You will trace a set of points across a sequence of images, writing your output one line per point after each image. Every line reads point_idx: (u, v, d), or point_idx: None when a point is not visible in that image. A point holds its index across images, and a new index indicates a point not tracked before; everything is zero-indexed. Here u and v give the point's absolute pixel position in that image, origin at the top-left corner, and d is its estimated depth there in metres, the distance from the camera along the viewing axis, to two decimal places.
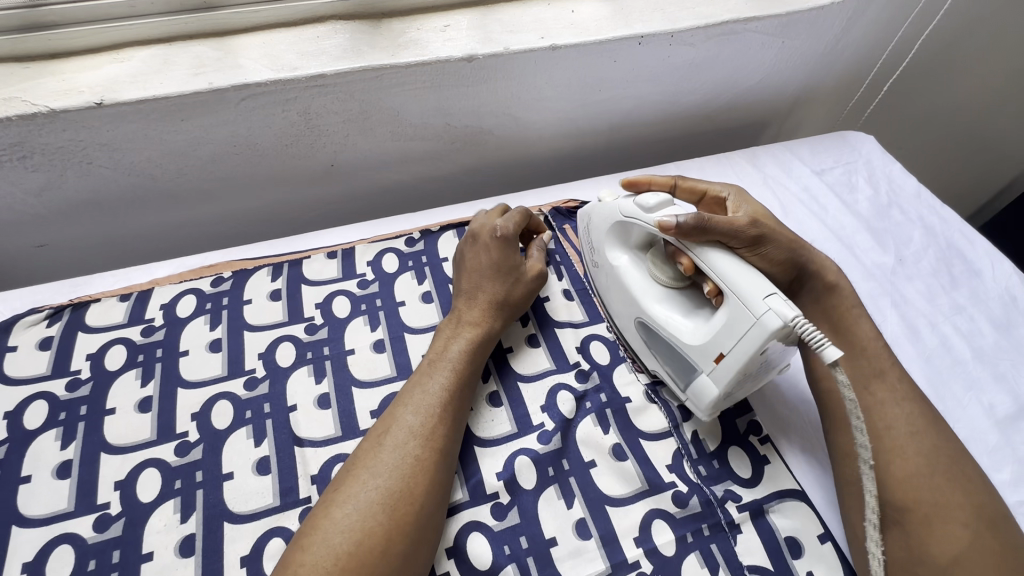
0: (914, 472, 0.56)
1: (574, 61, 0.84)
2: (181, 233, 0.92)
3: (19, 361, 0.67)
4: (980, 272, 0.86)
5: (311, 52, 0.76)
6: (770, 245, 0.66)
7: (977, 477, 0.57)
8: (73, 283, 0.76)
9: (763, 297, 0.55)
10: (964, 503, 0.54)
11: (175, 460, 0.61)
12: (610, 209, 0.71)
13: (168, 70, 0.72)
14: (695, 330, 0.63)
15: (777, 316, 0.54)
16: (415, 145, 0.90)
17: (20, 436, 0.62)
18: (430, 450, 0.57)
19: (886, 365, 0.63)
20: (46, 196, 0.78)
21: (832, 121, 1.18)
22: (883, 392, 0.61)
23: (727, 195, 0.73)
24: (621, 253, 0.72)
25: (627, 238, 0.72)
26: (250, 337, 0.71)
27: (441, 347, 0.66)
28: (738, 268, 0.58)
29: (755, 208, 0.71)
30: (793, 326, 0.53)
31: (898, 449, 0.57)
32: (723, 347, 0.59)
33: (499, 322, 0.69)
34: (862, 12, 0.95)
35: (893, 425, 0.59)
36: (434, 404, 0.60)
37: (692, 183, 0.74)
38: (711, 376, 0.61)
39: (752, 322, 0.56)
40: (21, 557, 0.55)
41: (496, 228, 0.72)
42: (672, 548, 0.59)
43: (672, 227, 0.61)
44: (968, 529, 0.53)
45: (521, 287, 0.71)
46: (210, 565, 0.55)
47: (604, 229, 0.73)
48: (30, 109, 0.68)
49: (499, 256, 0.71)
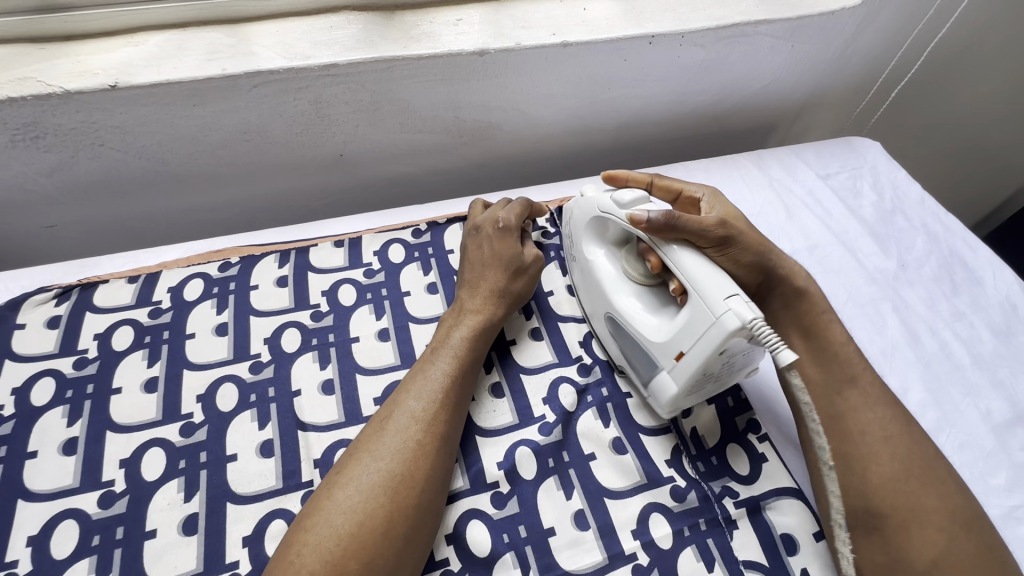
0: (891, 477, 0.56)
1: (585, 58, 0.84)
2: (189, 218, 0.93)
3: (27, 339, 0.68)
4: (982, 279, 0.86)
5: (324, 41, 0.76)
6: (737, 247, 0.64)
7: (953, 480, 0.57)
8: (81, 263, 0.76)
9: (724, 297, 0.56)
10: (939, 507, 0.55)
11: (180, 441, 0.62)
12: (588, 203, 0.72)
13: (182, 55, 0.73)
14: (659, 326, 0.64)
15: (735, 317, 0.55)
16: (423, 138, 0.90)
17: (27, 412, 0.63)
18: (431, 435, 0.57)
19: (858, 370, 0.62)
20: (57, 177, 0.79)
21: (838, 126, 1.19)
22: (856, 397, 0.61)
23: (701, 197, 0.73)
24: (598, 248, 0.73)
25: (604, 234, 0.73)
26: (256, 321, 0.72)
27: (443, 335, 0.67)
28: (704, 268, 0.59)
29: (726, 210, 0.71)
30: (751, 327, 0.54)
31: (874, 455, 0.58)
32: (684, 345, 0.60)
33: (502, 310, 0.70)
34: (872, 18, 0.96)
35: (867, 431, 0.59)
36: (436, 389, 0.60)
37: (667, 183, 0.75)
38: (671, 373, 0.62)
39: (712, 321, 0.57)
40: (26, 531, 0.55)
41: (499, 219, 0.74)
42: (669, 541, 0.60)
43: (642, 221, 0.62)
44: (944, 532, 0.54)
45: (523, 278, 0.72)
46: (213, 543, 0.56)
47: (583, 222, 0.74)
48: (44, 89, 0.68)
49: (502, 247, 0.73)
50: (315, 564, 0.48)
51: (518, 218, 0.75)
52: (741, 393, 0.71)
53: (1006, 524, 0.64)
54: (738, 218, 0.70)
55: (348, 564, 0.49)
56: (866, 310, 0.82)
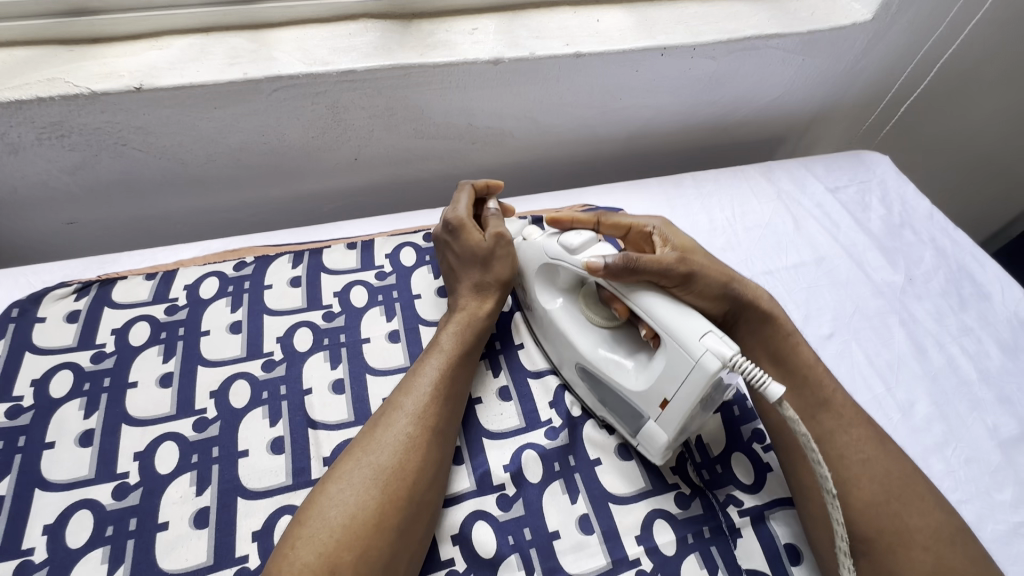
0: (873, 499, 0.57)
1: (598, 68, 0.86)
2: (206, 217, 0.94)
3: (47, 332, 0.69)
4: (989, 295, 0.87)
5: (342, 48, 0.78)
6: (699, 283, 0.65)
7: (932, 494, 0.58)
8: (101, 260, 0.78)
9: (700, 337, 0.54)
10: (922, 527, 0.55)
11: (193, 435, 0.63)
12: (535, 251, 0.69)
13: (204, 59, 0.75)
14: (637, 373, 0.61)
15: (714, 356, 0.53)
16: (436, 143, 0.92)
17: (45, 404, 0.64)
18: (422, 428, 0.58)
19: (831, 394, 0.63)
20: (80, 175, 0.81)
21: (847, 138, 1.19)
22: (832, 421, 0.62)
23: (652, 228, 0.72)
24: (553, 297, 0.70)
25: (554, 280, 0.70)
26: (270, 320, 0.73)
27: (434, 337, 0.68)
28: (675, 311, 0.57)
29: (680, 241, 0.71)
30: (733, 364, 0.53)
31: (856, 479, 0.58)
32: (667, 392, 0.58)
33: (490, 301, 0.71)
34: (880, 35, 0.97)
35: (844, 454, 0.59)
36: (427, 386, 0.61)
37: (613, 219, 0.73)
38: (659, 422, 0.60)
39: (692, 365, 0.55)
40: (42, 519, 0.57)
41: (449, 220, 0.73)
42: (672, 548, 0.60)
43: (600, 269, 0.60)
44: (929, 551, 0.54)
45: (498, 262, 0.72)
46: (223, 536, 0.57)
47: (533, 271, 0.70)
48: (72, 90, 0.70)
49: (462, 244, 0.72)
50: (309, 556, 0.49)
51: (467, 210, 0.74)
52: (746, 402, 0.72)
53: (1011, 539, 0.64)
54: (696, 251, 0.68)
55: (340, 556, 0.49)
56: (872, 324, 0.82)
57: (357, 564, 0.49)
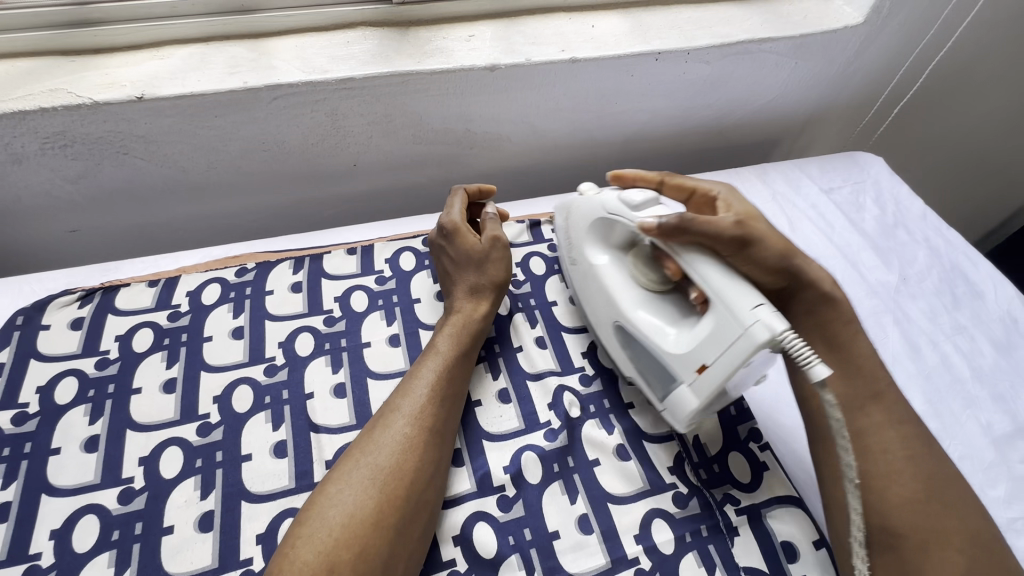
0: (911, 496, 0.57)
1: (593, 73, 0.87)
2: (207, 224, 0.95)
3: (52, 339, 0.70)
4: (982, 294, 0.88)
5: (340, 56, 0.79)
6: (757, 250, 0.64)
7: (970, 500, 0.58)
8: (104, 268, 0.79)
9: (752, 307, 0.55)
10: (957, 529, 0.55)
11: (197, 440, 0.64)
12: (593, 205, 0.71)
13: (205, 69, 0.76)
14: (677, 338, 0.63)
15: (765, 327, 0.54)
16: (435, 149, 0.93)
17: (51, 411, 0.65)
18: (419, 429, 0.59)
19: (883, 387, 0.63)
20: (82, 184, 0.82)
21: (842, 140, 1.21)
22: (879, 414, 0.62)
23: (718, 193, 0.71)
24: (602, 253, 0.73)
25: (609, 237, 0.72)
26: (271, 326, 0.74)
27: (430, 339, 0.69)
28: (728, 280, 0.58)
29: (744, 209, 0.68)
30: (781, 339, 0.53)
31: (894, 474, 0.58)
32: (707, 357, 0.59)
33: (485, 304, 0.72)
34: (873, 37, 0.98)
35: (887, 448, 0.60)
36: (424, 388, 0.62)
37: (680, 181, 0.74)
38: (692, 387, 0.62)
39: (740, 333, 0.56)
40: (49, 524, 0.57)
41: (444, 224, 0.74)
42: (671, 547, 0.61)
43: (652, 228, 0.62)
44: (962, 553, 0.54)
45: (492, 266, 0.73)
46: (228, 539, 0.58)
47: (588, 226, 0.73)
48: (75, 100, 0.71)
49: (458, 247, 0.73)
50: (309, 555, 0.50)
51: (462, 214, 0.75)
52: (743, 402, 0.72)
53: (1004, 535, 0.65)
54: (757, 218, 0.66)
55: (339, 554, 0.50)
56: (867, 323, 0.83)
57: (356, 563, 0.50)
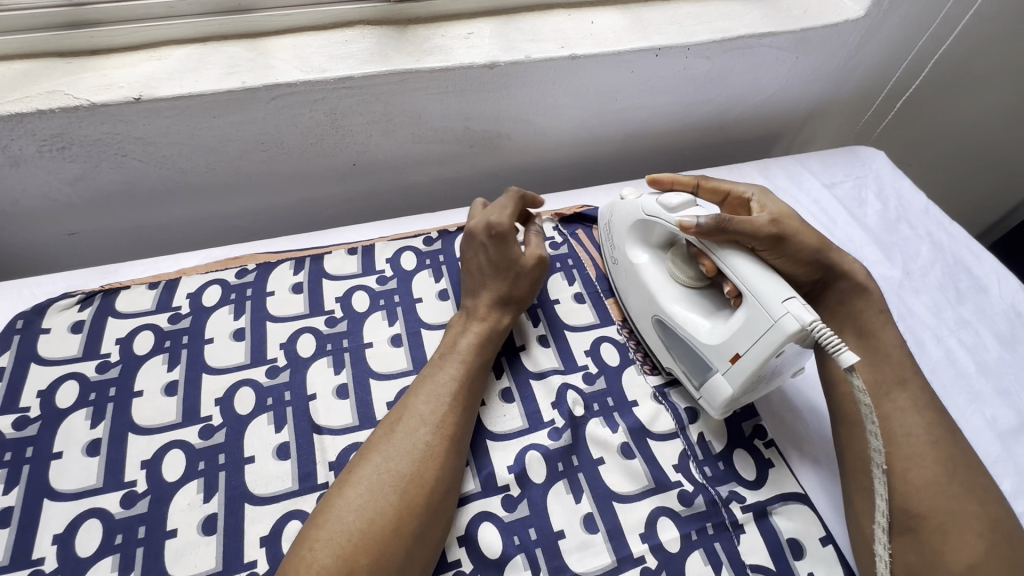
0: (933, 480, 0.57)
1: (593, 70, 0.86)
2: (206, 226, 0.95)
3: (52, 343, 0.70)
4: (986, 288, 0.87)
5: (339, 55, 0.79)
6: (792, 246, 0.67)
7: (990, 487, 0.58)
8: (103, 270, 0.79)
9: (781, 300, 0.57)
10: (979, 514, 0.56)
11: (199, 443, 0.63)
12: (632, 207, 0.72)
13: (203, 69, 0.75)
14: (711, 329, 0.64)
15: (794, 319, 0.56)
16: (435, 147, 0.92)
17: (52, 414, 0.64)
18: (441, 437, 0.59)
19: (908, 374, 0.64)
20: (80, 186, 0.81)
21: (843, 135, 1.20)
22: (905, 400, 0.62)
23: (751, 195, 0.73)
24: (642, 252, 0.74)
25: (648, 237, 0.73)
26: (273, 327, 0.74)
27: (451, 341, 0.68)
28: (760, 274, 0.60)
29: (778, 209, 0.69)
30: (810, 330, 0.55)
31: (916, 458, 0.59)
32: (740, 347, 0.61)
33: (507, 317, 0.71)
34: (875, 31, 0.97)
35: (911, 433, 0.60)
36: (445, 394, 0.62)
37: (714, 184, 0.75)
38: (726, 375, 0.63)
39: (770, 324, 0.57)
40: (52, 529, 0.57)
41: (492, 224, 0.72)
42: (677, 545, 0.61)
43: (692, 227, 0.63)
44: (983, 537, 0.55)
45: (524, 282, 0.72)
46: (231, 542, 0.57)
47: (627, 226, 0.74)
48: (72, 102, 0.71)
49: (499, 252, 0.71)
50: (326, 559, 0.50)
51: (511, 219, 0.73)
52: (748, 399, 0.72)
53: None
54: (790, 215, 0.68)
55: (356, 559, 0.50)
56: None
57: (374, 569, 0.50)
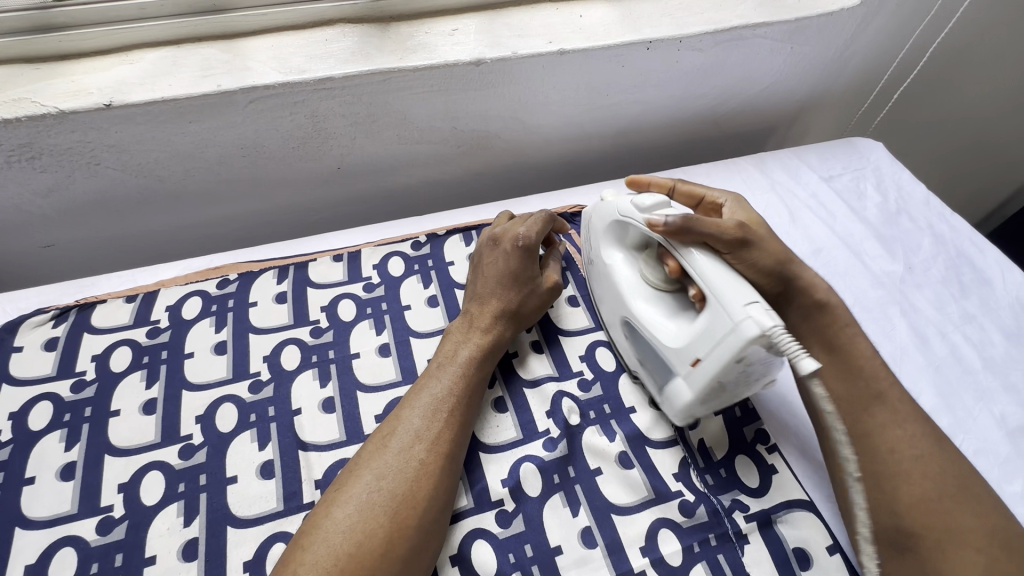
0: (924, 496, 0.54)
1: (583, 65, 0.83)
2: (187, 233, 0.92)
3: (25, 361, 0.67)
4: (990, 281, 0.85)
5: (319, 55, 0.76)
6: (755, 253, 0.63)
7: (989, 498, 0.55)
8: (79, 284, 0.76)
9: (744, 304, 0.54)
10: (979, 529, 0.52)
11: (179, 463, 0.61)
12: (609, 206, 0.70)
13: (177, 72, 0.73)
14: (676, 332, 0.62)
15: (754, 323, 0.53)
16: (422, 148, 0.90)
17: (25, 437, 0.62)
18: (436, 454, 0.56)
19: (885, 387, 0.61)
20: (53, 197, 0.78)
21: (840, 126, 1.18)
22: (884, 415, 0.59)
23: (723, 202, 0.73)
24: (616, 252, 0.71)
25: (623, 238, 0.71)
26: (256, 339, 0.71)
27: (449, 351, 0.66)
28: (724, 274, 0.57)
29: (748, 216, 0.71)
30: (770, 335, 0.52)
31: (905, 474, 0.56)
32: (701, 351, 0.58)
33: (511, 331, 0.69)
34: (871, 19, 0.94)
35: (895, 448, 0.57)
36: (441, 409, 0.59)
37: (690, 188, 0.75)
38: (687, 379, 0.60)
39: (730, 328, 0.55)
40: (24, 559, 0.55)
41: (520, 235, 0.70)
42: (679, 558, 0.58)
43: (660, 225, 0.60)
44: (984, 552, 0.51)
45: (535, 297, 0.71)
46: (213, 568, 0.55)
47: (604, 226, 0.72)
48: (39, 110, 0.68)
49: (519, 263, 0.70)
50: None
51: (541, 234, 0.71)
52: (748, 402, 0.70)
53: None
54: (760, 225, 0.69)
55: None
56: (873, 314, 0.80)
57: None
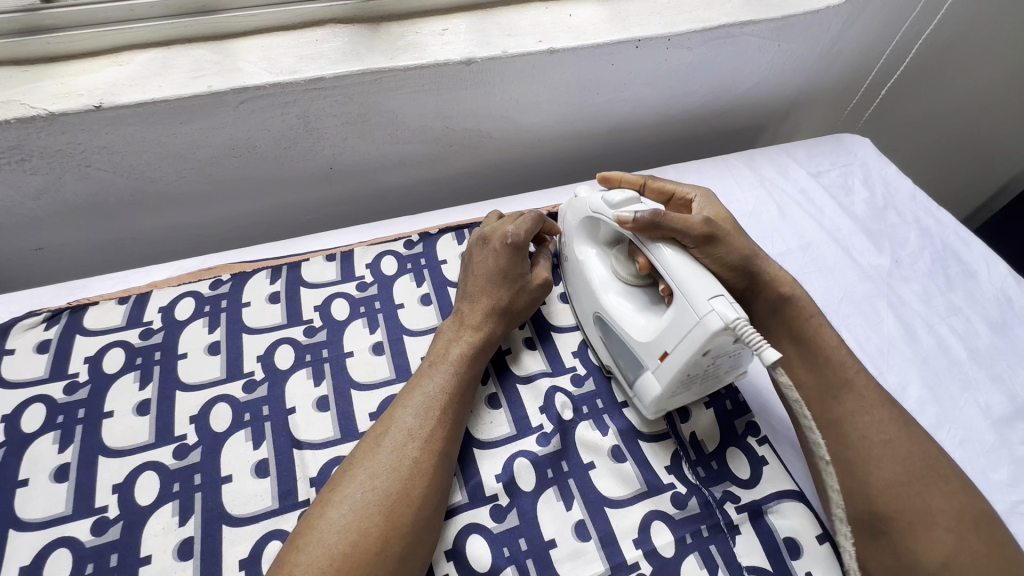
0: (894, 480, 0.55)
1: (572, 64, 0.84)
2: (178, 235, 0.92)
3: (17, 363, 0.67)
4: (976, 273, 0.86)
5: (310, 55, 0.76)
6: (723, 247, 0.64)
7: (953, 476, 0.56)
8: (71, 286, 0.76)
9: (708, 298, 0.55)
10: (947, 509, 0.53)
11: (174, 463, 0.61)
12: (581, 203, 0.72)
13: (167, 73, 0.73)
14: (645, 326, 0.63)
15: (718, 317, 0.53)
16: (414, 148, 0.90)
17: (17, 440, 0.62)
18: (430, 452, 0.57)
19: (850, 374, 0.62)
20: (44, 200, 0.78)
21: (830, 121, 1.19)
22: (853, 401, 0.60)
23: (695, 197, 0.75)
24: (588, 248, 0.73)
25: (597, 235, 0.72)
26: (249, 339, 0.71)
27: (441, 349, 0.66)
28: (691, 269, 0.58)
29: (717, 211, 0.73)
30: (734, 327, 0.53)
31: (876, 459, 0.57)
32: (668, 345, 0.59)
33: (501, 327, 0.69)
34: (858, 16, 0.95)
35: (866, 434, 0.58)
36: (433, 407, 0.60)
37: (660, 184, 0.76)
38: (655, 372, 0.61)
39: (696, 321, 0.55)
40: (18, 561, 0.55)
41: (510, 234, 0.71)
42: (672, 549, 0.59)
43: (628, 222, 0.62)
44: (953, 533, 0.52)
45: (525, 294, 0.71)
46: (209, 566, 0.55)
47: (576, 222, 0.73)
48: (29, 112, 0.67)
49: (509, 260, 0.70)
50: None
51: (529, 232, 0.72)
52: (739, 395, 0.71)
53: (1011, 518, 0.64)
54: (726, 220, 0.71)
55: None
56: (861, 308, 0.81)
57: None
